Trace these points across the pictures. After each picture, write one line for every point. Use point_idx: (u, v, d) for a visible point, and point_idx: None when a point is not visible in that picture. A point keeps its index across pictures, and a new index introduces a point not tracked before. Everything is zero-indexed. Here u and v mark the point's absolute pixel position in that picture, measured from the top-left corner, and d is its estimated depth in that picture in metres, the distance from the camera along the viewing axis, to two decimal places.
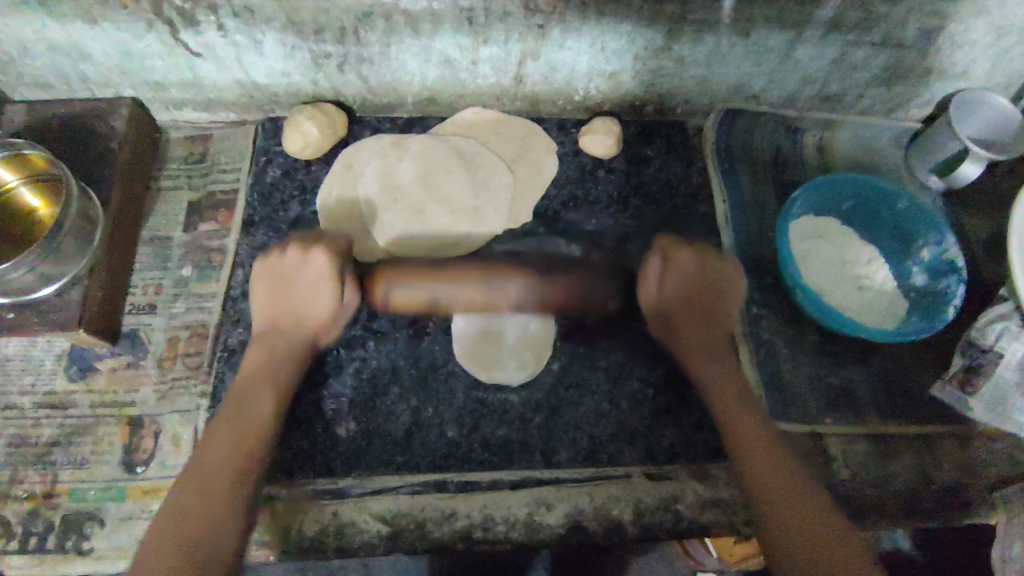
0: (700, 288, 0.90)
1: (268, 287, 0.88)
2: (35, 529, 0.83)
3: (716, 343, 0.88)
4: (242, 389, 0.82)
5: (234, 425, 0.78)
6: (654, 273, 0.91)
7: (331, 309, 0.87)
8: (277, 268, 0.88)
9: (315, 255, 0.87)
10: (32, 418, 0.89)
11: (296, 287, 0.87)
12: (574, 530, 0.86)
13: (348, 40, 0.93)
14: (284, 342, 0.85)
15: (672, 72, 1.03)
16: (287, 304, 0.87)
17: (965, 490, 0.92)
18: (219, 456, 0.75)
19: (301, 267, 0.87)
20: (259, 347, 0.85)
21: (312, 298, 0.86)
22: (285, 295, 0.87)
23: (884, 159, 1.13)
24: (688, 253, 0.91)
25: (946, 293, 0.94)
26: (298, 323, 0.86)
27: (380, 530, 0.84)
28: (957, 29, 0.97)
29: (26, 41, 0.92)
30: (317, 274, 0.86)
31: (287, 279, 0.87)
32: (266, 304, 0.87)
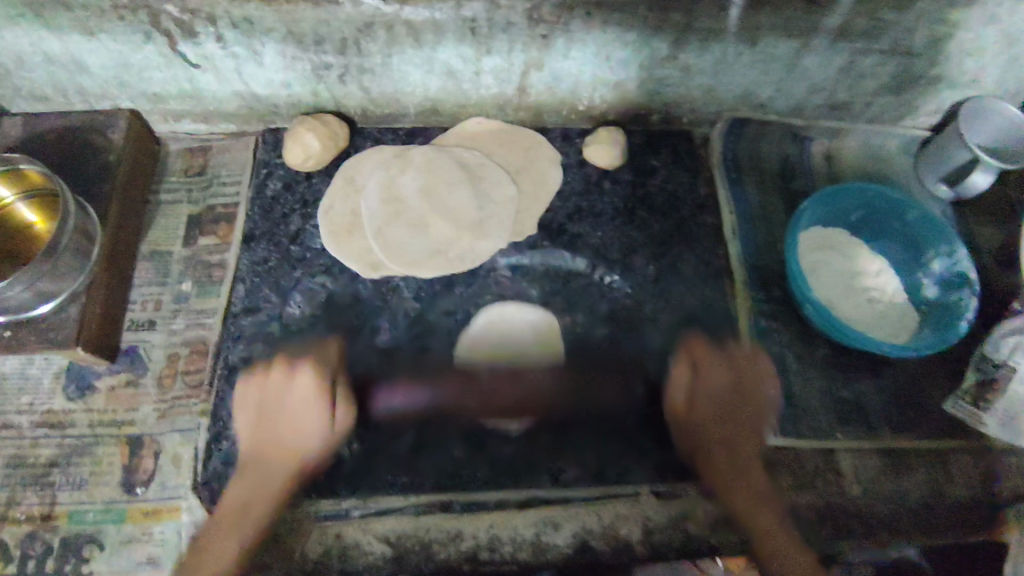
0: (736, 382, 0.88)
1: (254, 406, 0.84)
2: (33, 553, 0.82)
3: (726, 420, 0.86)
4: (241, 488, 0.80)
5: (249, 499, 0.79)
6: (685, 369, 0.89)
7: (324, 437, 0.82)
8: (261, 389, 0.84)
9: (300, 375, 0.84)
10: (30, 438, 0.87)
11: (285, 406, 0.83)
12: (582, 550, 0.84)
13: (349, 51, 0.92)
14: (275, 437, 0.82)
15: (678, 81, 1.01)
16: (275, 425, 0.82)
17: (977, 507, 0.91)
18: (244, 495, 0.79)
19: (283, 385, 0.84)
20: (250, 424, 0.83)
21: (302, 420, 0.82)
22: (273, 419, 0.83)
23: (892, 168, 1.12)
24: (722, 367, 0.89)
25: (958, 306, 0.93)
26: (288, 423, 0.82)
27: (384, 552, 0.82)
28: (968, 37, 0.95)
29: (21, 54, 0.90)
30: (304, 395, 0.82)
31: (274, 405, 0.83)
32: (251, 431, 0.83)
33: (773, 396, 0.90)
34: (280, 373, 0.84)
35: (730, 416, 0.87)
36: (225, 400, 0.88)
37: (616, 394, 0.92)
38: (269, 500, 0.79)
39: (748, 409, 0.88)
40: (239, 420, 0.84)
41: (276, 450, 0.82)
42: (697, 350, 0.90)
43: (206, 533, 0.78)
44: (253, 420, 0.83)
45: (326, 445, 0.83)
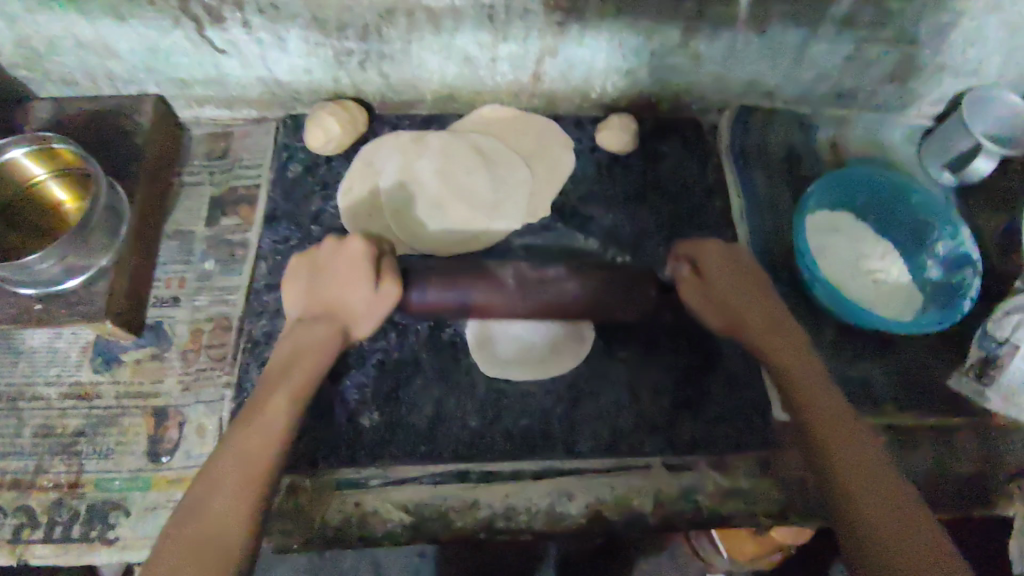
0: (740, 271, 0.91)
1: (306, 273, 0.85)
2: (62, 518, 0.84)
3: (750, 292, 0.90)
4: (287, 345, 0.81)
5: (287, 364, 0.78)
6: (692, 272, 0.91)
7: (370, 297, 0.80)
8: (314, 256, 0.85)
9: (352, 239, 0.82)
10: (58, 409, 0.90)
11: (334, 275, 0.82)
12: (595, 519, 0.86)
13: (371, 36, 0.95)
14: (327, 295, 0.82)
15: (688, 69, 1.04)
16: (325, 285, 0.83)
17: (985, 483, 0.92)
18: (286, 355, 0.79)
19: (342, 257, 0.82)
20: (306, 286, 0.84)
21: (347, 292, 0.81)
22: (326, 277, 0.83)
23: (896, 157, 1.15)
24: (735, 290, 0.89)
25: (962, 286, 0.95)
26: (343, 300, 0.81)
27: (402, 520, 0.84)
28: (970, 27, 0.98)
29: (55, 38, 0.93)
30: (351, 258, 0.81)
31: (325, 269, 0.84)
32: (303, 298, 0.84)
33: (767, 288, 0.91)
34: (335, 241, 0.84)
35: (771, 328, 0.87)
36: (249, 372, 0.90)
37: (628, 371, 0.94)
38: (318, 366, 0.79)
39: (759, 283, 0.92)
40: (291, 291, 0.86)
41: (324, 314, 0.82)
42: (697, 245, 0.93)
43: (227, 439, 0.70)
44: (305, 283, 0.85)
45: (370, 316, 0.82)
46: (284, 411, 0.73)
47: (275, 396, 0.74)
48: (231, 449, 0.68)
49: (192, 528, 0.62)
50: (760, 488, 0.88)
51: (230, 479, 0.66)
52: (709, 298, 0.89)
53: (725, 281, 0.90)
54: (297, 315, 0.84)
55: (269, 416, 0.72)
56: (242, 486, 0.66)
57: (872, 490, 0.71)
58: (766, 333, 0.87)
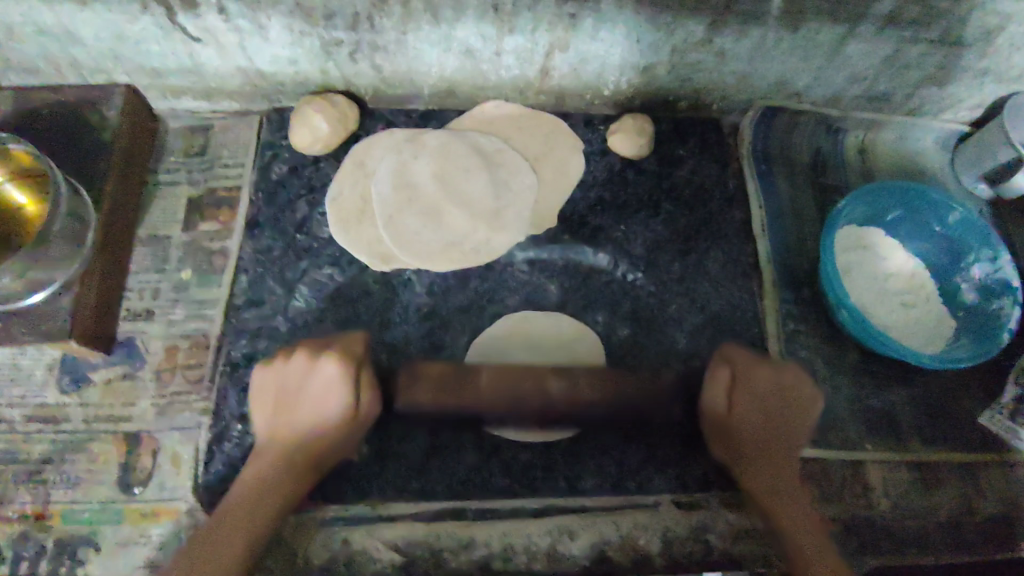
0: (774, 389, 0.80)
1: (272, 398, 0.78)
2: (26, 554, 0.78)
3: (765, 411, 0.80)
4: (254, 471, 0.75)
5: (250, 502, 0.72)
6: (725, 385, 0.80)
7: (342, 419, 0.76)
8: (280, 371, 0.78)
9: (323, 360, 0.75)
10: (22, 433, 0.83)
11: (305, 396, 0.76)
12: (600, 561, 0.80)
13: (362, 26, 0.85)
14: (297, 413, 0.77)
15: (710, 67, 0.95)
16: (296, 416, 0.77)
17: (1012, 524, 0.86)
18: (246, 492, 0.73)
19: (308, 380, 0.76)
20: (268, 417, 0.78)
21: (319, 412, 0.76)
22: (293, 409, 0.77)
23: (929, 165, 1.06)
24: (766, 379, 0.80)
25: (1001, 318, 0.89)
26: (309, 412, 0.76)
27: (392, 560, 0.78)
28: (1021, 28, 0.89)
29: (11, 24, 0.84)
30: (324, 383, 0.75)
31: (292, 402, 0.77)
32: (270, 420, 0.78)
33: (810, 391, 0.81)
34: (302, 359, 0.76)
35: (774, 461, 0.79)
36: (228, 400, 0.83)
37: None
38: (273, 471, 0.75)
39: (786, 402, 0.80)
40: (260, 414, 0.78)
41: (290, 444, 0.76)
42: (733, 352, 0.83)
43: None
44: (271, 403, 0.78)
45: (339, 433, 0.77)
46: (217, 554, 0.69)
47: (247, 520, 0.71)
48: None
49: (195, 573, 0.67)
50: (773, 528, 0.83)
51: (212, 561, 0.68)
52: (714, 425, 0.82)
53: (765, 372, 0.81)
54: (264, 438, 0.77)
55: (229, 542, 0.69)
56: None
57: (828, 553, 0.72)
58: (771, 454, 0.79)
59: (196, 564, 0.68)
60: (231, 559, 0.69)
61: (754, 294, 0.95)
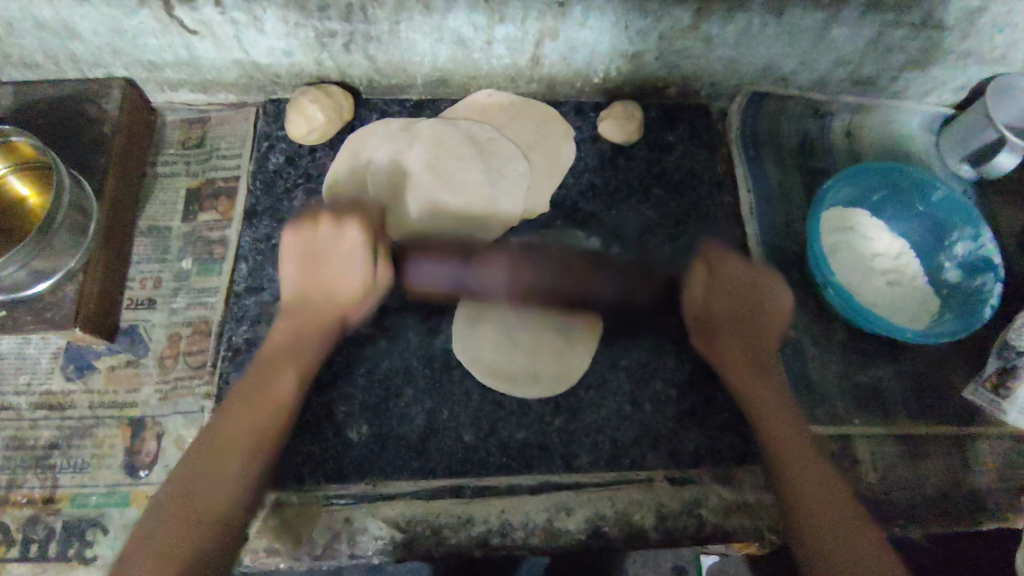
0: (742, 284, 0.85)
1: (297, 252, 0.82)
2: (36, 536, 0.80)
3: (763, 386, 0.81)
4: (286, 326, 0.81)
5: (269, 363, 0.78)
6: (703, 276, 0.87)
7: (362, 286, 0.82)
8: (308, 239, 0.82)
9: (351, 227, 0.82)
10: (29, 420, 0.85)
11: (330, 258, 0.82)
12: (595, 536, 0.83)
13: (356, 17, 0.87)
14: (320, 277, 0.82)
15: (698, 53, 0.96)
16: (319, 270, 0.82)
17: (993, 495, 0.89)
18: (281, 340, 0.80)
19: (334, 238, 0.82)
20: (296, 270, 0.83)
21: (340, 273, 0.82)
22: (321, 260, 0.82)
23: (915, 148, 1.08)
24: (734, 274, 0.86)
25: (983, 292, 0.91)
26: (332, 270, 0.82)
27: (394, 537, 0.81)
28: (1000, 11, 0.91)
29: (10, 18, 0.85)
30: (352, 246, 0.81)
31: (320, 253, 0.82)
32: (297, 270, 0.82)
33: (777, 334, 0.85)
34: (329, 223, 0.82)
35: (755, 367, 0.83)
36: (230, 383, 0.85)
37: (630, 379, 0.90)
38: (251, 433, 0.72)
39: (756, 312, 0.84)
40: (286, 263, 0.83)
41: (320, 290, 0.82)
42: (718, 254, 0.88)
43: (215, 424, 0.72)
44: (299, 263, 0.82)
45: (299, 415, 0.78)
46: (248, 417, 0.73)
47: (281, 371, 0.77)
48: (234, 412, 0.73)
49: (208, 469, 0.68)
50: (764, 501, 0.85)
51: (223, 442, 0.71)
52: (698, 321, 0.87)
53: (732, 265, 0.87)
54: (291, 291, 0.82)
55: (277, 391, 0.76)
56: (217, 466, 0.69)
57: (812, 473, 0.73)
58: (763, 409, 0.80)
59: (206, 452, 0.70)
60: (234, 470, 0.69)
61: None
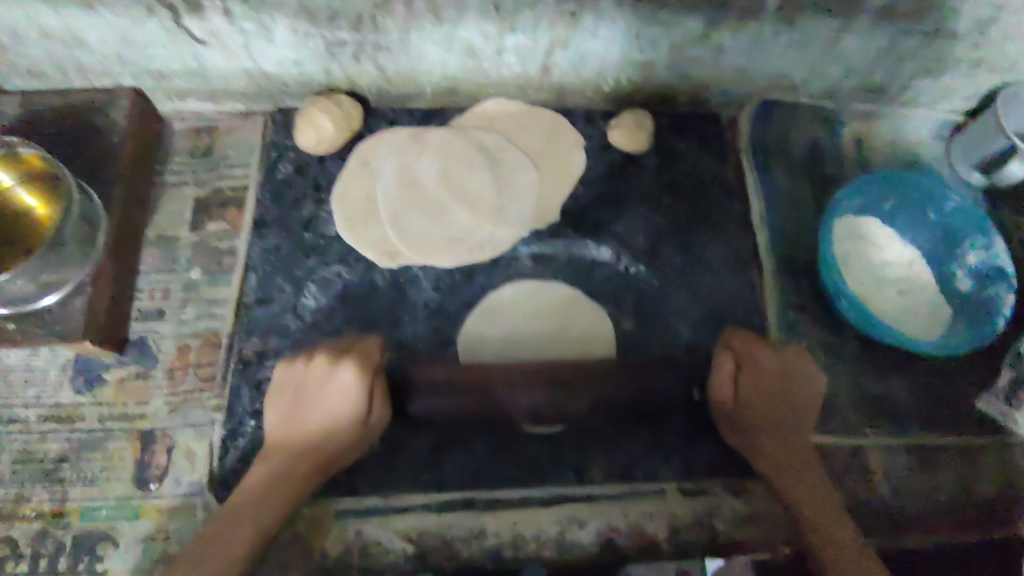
0: (776, 369, 0.83)
1: (307, 330, 0.80)
2: (45, 551, 0.80)
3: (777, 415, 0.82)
4: (287, 397, 0.81)
5: (277, 448, 0.79)
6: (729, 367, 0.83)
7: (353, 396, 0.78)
8: (299, 374, 0.80)
9: (341, 367, 0.78)
10: (38, 433, 0.85)
11: (322, 400, 0.79)
12: (609, 548, 0.82)
13: (366, 26, 0.86)
14: (315, 375, 0.80)
15: (708, 62, 0.96)
16: (314, 373, 0.79)
17: (1005, 504, 0.89)
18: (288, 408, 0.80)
19: (325, 381, 0.79)
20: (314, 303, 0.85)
21: (329, 397, 0.79)
22: (309, 391, 0.79)
23: (925, 156, 1.08)
24: (767, 363, 0.83)
25: (997, 303, 0.93)
26: (325, 407, 0.79)
27: (406, 550, 0.80)
28: (1011, 21, 0.91)
29: (17, 28, 0.84)
30: (341, 389, 0.78)
31: (317, 375, 0.80)
32: (294, 381, 0.80)
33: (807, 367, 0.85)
34: (322, 363, 0.79)
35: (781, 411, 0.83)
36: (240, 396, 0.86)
37: None
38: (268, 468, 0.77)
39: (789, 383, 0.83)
40: (286, 332, 0.82)
41: (314, 379, 0.80)
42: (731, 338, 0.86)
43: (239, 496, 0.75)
44: (300, 350, 0.80)
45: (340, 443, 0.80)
46: (267, 485, 0.76)
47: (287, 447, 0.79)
48: (247, 500, 0.74)
49: (226, 515, 0.74)
50: (776, 513, 0.85)
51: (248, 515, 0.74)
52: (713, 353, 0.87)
53: (760, 353, 0.83)
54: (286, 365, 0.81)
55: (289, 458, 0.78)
56: (248, 518, 0.73)
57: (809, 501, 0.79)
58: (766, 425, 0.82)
59: (231, 522, 0.73)
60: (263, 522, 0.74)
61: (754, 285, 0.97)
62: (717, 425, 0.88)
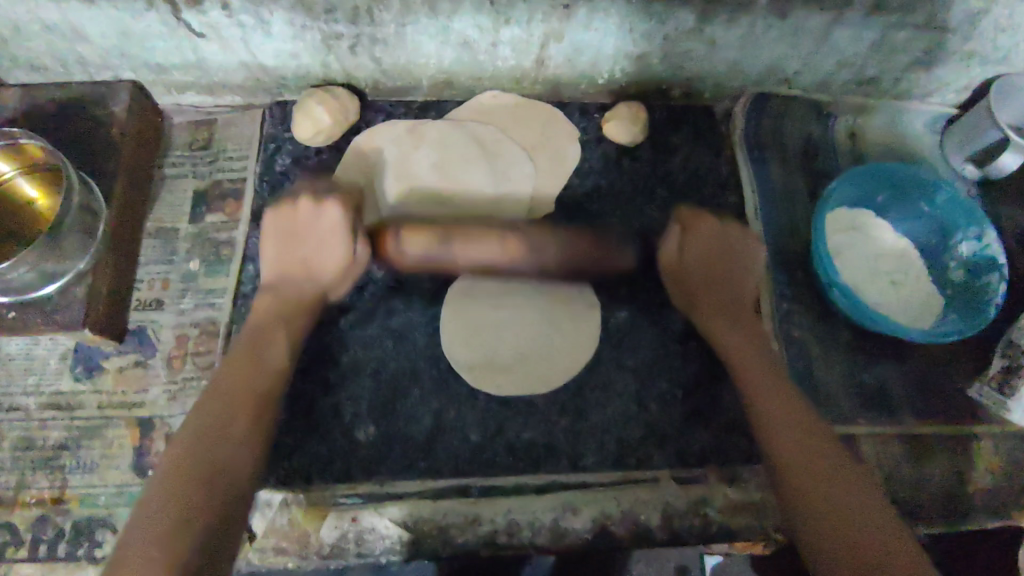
0: (715, 250, 0.89)
1: (278, 234, 0.86)
2: (45, 536, 0.81)
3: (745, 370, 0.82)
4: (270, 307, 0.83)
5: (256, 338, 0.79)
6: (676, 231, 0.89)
7: (347, 258, 0.86)
8: (292, 218, 0.86)
9: (329, 206, 0.85)
10: (38, 421, 0.86)
11: (313, 231, 0.85)
12: (601, 535, 0.84)
13: (362, 19, 0.87)
14: (303, 254, 0.86)
15: (702, 54, 0.97)
16: (301, 243, 0.86)
17: (997, 494, 0.89)
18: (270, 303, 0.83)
19: (314, 217, 0.85)
20: (277, 250, 0.86)
21: (322, 252, 0.85)
22: (300, 237, 0.86)
23: (920, 149, 1.09)
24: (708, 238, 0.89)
25: (988, 291, 0.92)
26: (314, 239, 0.85)
27: (402, 536, 0.82)
28: (1003, 13, 0.91)
29: (17, 21, 0.86)
30: (331, 223, 0.84)
31: (301, 231, 0.86)
32: (275, 252, 0.86)
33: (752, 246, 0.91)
34: (309, 205, 0.85)
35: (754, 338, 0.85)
36: None
37: (636, 379, 0.90)
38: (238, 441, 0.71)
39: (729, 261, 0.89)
40: (267, 248, 0.87)
41: (297, 268, 0.86)
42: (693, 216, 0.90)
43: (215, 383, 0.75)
44: (278, 243, 0.86)
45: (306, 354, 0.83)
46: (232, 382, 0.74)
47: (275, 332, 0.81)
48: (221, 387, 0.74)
49: (189, 467, 0.66)
50: (768, 500, 0.86)
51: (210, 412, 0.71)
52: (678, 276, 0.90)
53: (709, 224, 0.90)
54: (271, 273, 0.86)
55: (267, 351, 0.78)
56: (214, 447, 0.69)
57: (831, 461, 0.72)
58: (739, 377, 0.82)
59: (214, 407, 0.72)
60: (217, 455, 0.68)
61: None
62: (710, 414, 0.89)
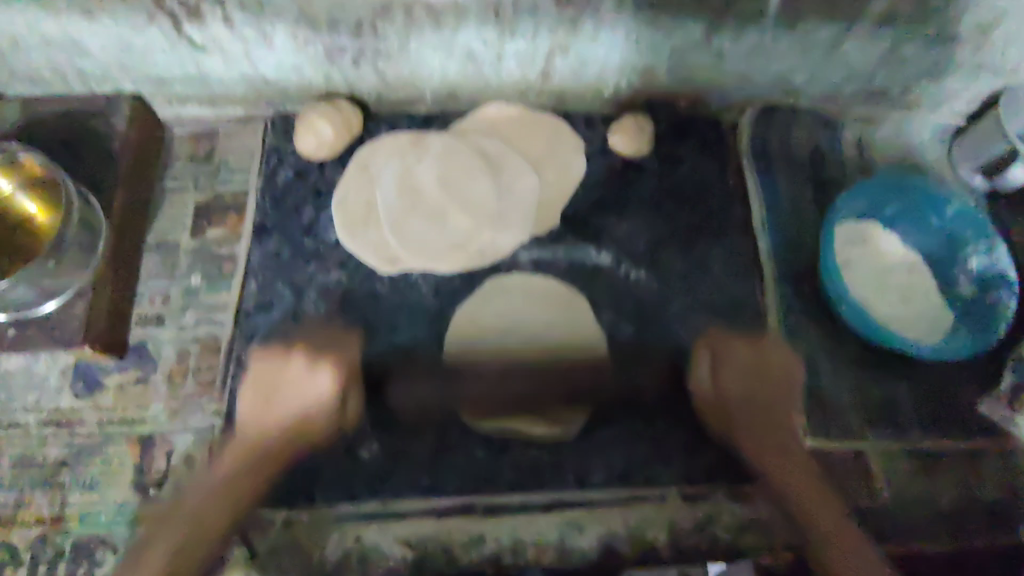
0: (753, 361, 0.84)
1: (257, 386, 0.81)
2: (43, 556, 0.80)
3: (757, 394, 0.83)
4: (236, 457, 0.77)
5: (240, 460, 0.77)
6: (707, 359, 0.86)
7: (330, 404, 0.80)
8: (276, 369, 0.81)
9: (322, 372, 0.81)
10: (38, 439, 0.85)
11: (287, 388, 0.80)
12: (608, 553, 0.82)
13: (365, 32, 0.87)
14: (285, 394, 0.80)
15: (709, 66, 0.96)
16: (279, 396, 0.80)
17: (1010, 514, 0.88)
18: (252, 413, 0.80)
19: (304, 379, 0.80)
20: (253, 406, 0.80)
21: (303, 379, 0.80)
22: (274, 399, 0.80)
23: (928, 160, 1.08)
24: (740, 347, 0.86)
25: (998, 308, 0.91)
26: (295, 388, 0.79)
27: (406, 555, 0.80)
28: (1014, 24, 0.90)
29: (17, 34, 0.85)
30: (317, 392, 0.79)
31: (280, 383, 0.80)
32: (253, 412, 0.80)
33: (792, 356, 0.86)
34: (303, 362, 0.81)
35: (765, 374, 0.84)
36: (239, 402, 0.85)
37: (643, 395, 0.89)
38: (303, 446, 0.81)
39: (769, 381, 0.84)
40: (245, 401, 0.81)
41: (270, 417, 0.79)
42: (720, 342, 0.87)
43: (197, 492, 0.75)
44: (259, 402, 0.80)
45: (329, 422, 0.81)
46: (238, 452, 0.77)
47: (251, 457, 0.77)
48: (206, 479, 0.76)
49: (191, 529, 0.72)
50: (778, 518, 0.85)
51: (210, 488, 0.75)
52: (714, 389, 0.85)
53: (737, 347, 0.86)
54: (240, 428, 0.79)
55: (246, 432, 0.79)
56: (211, 512, 0.74)
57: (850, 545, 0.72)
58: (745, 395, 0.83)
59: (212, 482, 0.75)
60: (210, 523, 0.73)
61: (755, 290, 0.97)
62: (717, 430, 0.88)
